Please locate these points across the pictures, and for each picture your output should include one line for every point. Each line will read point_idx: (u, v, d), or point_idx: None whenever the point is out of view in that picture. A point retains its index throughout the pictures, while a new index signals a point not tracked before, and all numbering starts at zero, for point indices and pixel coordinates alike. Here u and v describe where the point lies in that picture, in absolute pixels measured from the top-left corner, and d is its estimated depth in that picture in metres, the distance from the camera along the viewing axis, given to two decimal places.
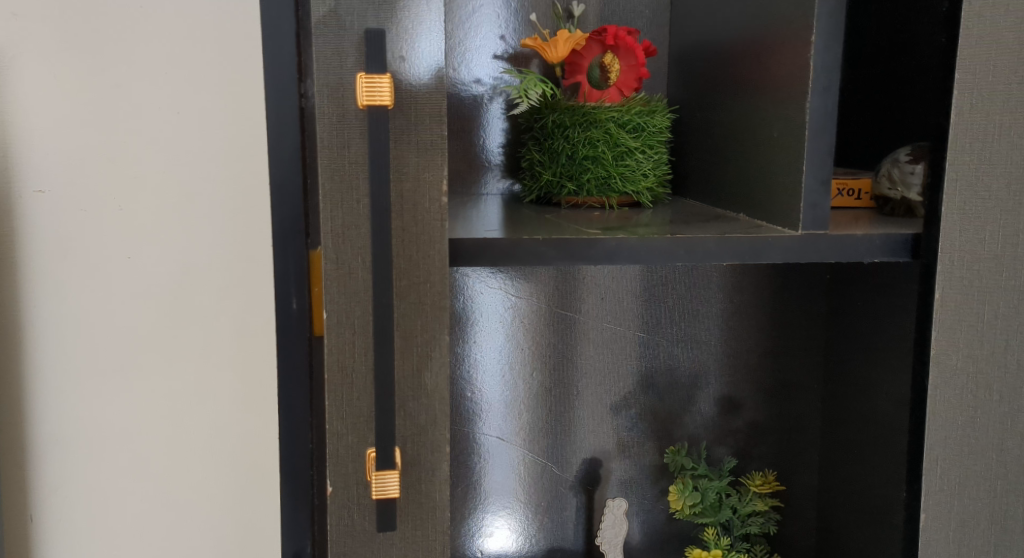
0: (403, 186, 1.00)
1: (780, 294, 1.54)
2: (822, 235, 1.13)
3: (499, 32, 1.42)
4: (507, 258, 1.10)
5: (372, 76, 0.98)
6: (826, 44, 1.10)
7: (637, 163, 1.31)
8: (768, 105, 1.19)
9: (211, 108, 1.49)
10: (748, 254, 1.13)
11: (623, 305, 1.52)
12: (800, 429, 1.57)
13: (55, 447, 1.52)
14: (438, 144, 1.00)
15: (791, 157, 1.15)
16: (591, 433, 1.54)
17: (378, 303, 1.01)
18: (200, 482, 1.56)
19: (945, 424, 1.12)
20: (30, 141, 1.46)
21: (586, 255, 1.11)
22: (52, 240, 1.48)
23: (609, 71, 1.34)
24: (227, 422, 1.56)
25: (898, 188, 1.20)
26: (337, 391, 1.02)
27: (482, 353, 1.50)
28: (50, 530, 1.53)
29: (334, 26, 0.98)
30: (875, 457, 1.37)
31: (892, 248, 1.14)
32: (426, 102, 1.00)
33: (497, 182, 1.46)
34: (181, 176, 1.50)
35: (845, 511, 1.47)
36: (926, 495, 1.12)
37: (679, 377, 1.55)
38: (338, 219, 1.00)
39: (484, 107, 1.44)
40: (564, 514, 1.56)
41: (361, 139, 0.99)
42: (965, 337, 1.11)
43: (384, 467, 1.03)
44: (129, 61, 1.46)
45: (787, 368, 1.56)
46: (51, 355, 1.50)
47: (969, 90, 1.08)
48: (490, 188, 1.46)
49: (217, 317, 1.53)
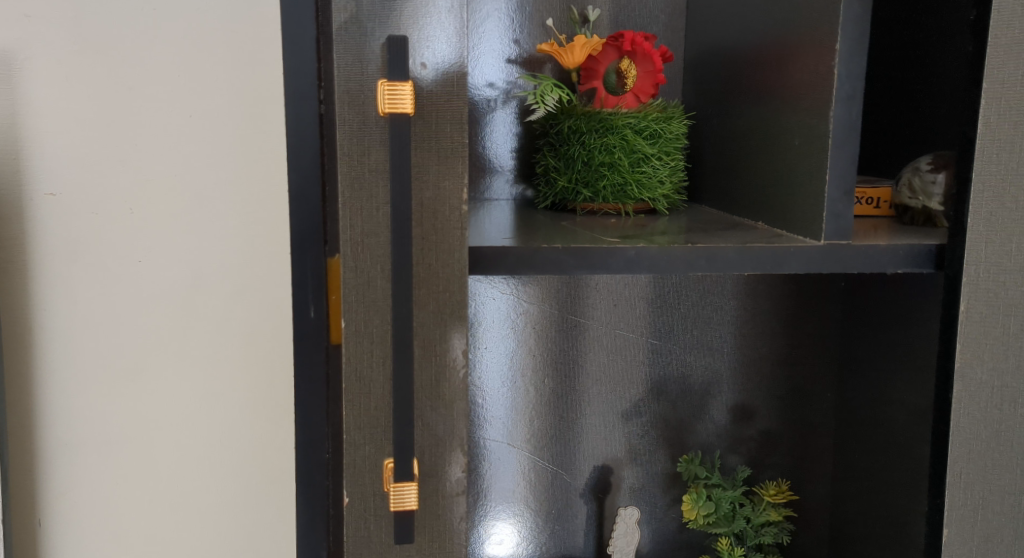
0: (424, 194, 0.99)
1: (795, 302, 1.53)
2: (845, 245, 1.12)
3: (513, 36, 1.41)
4: (526, 266, 1.08)
5: (395, 83, 0.96)
6: (851, 52, 1.09)
7: (654, 170, 1.30)
8: (789, 113, 1.18)
9: (226, 111, 1.47)
10: (769, 264, 1.12)
11: (634, 312, 1.50)
12: (813, 437, 1.56)
13: (65, 452, 1.50)
14: (458, 152, 0.99)
15: (813, 166, 1.13)
16: (601, 441, 1.53)
17: (397, 313, 1.00)
18: (208, 487, 1.54)
19: (968, 438, 1.10)
20: (43, 143, 1.44)
21: (606, 264, 1.09)
22: (64, 243, 1.46)
23: (626, 76, 1.32)
24: (238, 427, 1.54)
25: (919, 198, 1.19)
26: (355, 402, 1.01)
27: (492, 360, 1.48)
28: (59, 535, 1.51)
29: (355, 32, 0.97)
30: (888, 468, 1.37)
31: (915, 259, 1.12)
32: (448, 109, 0.99)
33: (507, 187, 1.45)
34: (194, 179, 1.48)
35: (859, 522, 1.46)
36: (949, 509, 1.11)
37: (692, 386, 1.53)
38: (358, 227, 0.99)
39: (496, 111, 1.43)
40: (573, 521, 1.54)
41: (381, 146, 0.98)
42: (989, 351, 1.10)
43: (403, 479, 1.02)
44: (142, 64, 1.45)
45: (800, 376, 1.55)
46: (61, 359, 1.48)
47: (996, 100, 1.07)
48: (500, 192, 1.45)
49: (228, 322, 1.52)
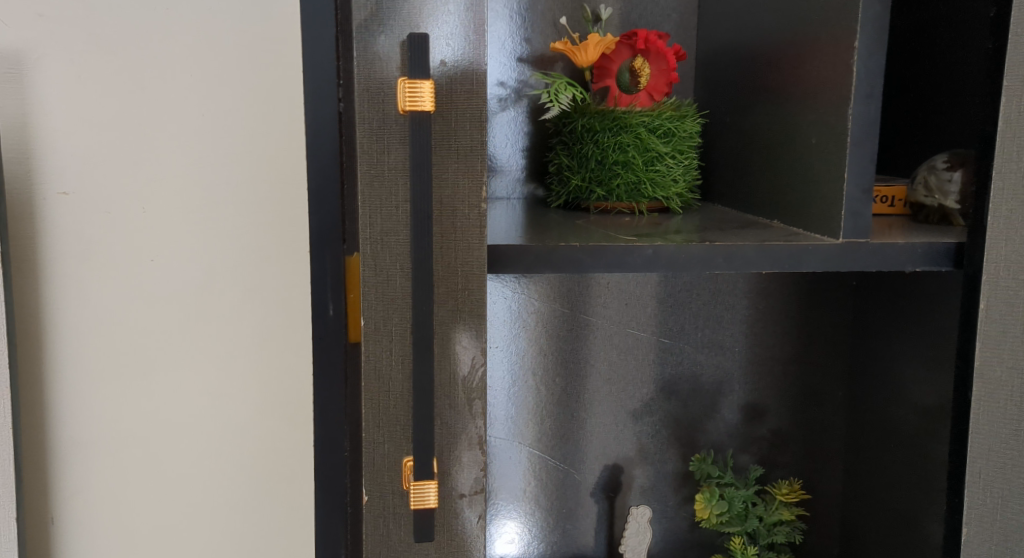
0: (443, 192, 0.99)
1: (808, 302, 1.53)
2: (863, 244, 1.11)
3: (525, 35, 1.41)
4: (544, 264, 1.08)
5: (415, 81, 0.96)
6: (870, 49, 1.09)
7: (668, 168, 1.30)
8: (807, 111, 1.17)
9: (240, 110, 1.47)
10: (787, 262, 1.11)
11: (645, 311, 1.50)
12: (826, 436, 1.56)
13: (78, 450, 1.50)
14: (478, 151, 0.99)
15: (831, 164, 1.13)
16: (612, 440, 1.53)
17: (418, 310, 1.00)
18: (221, 485, 1.54)
19: (988, 437, 1.10)
20: (55, 141, 1.44)
21: (623, 262, 1.09)
22: (76, 243, 1.46)
23: (638, 76, 1.32)
24: (250, 427, 1.54)
25: (935, 197, 1.19)
26: (374, 399, 1.01)
27: (503, 358, 1.48)
28: (70, 534, 1.51)
29: (374, 30, 0.97)
30: (901, 469, 1.36)
31: (934, 257, 1.12)
32: (468, 107, 0.98)
33: (507, 186, 1.45)
34: (206, 178, 1.48)
35: (871, 522, 1.46)
36: (969, 508, 1.11)
37: (703, 385, 1.53)
38: (377, 225, 0.99)
39: (506, 111, 1.43)
40: (584, 519, 1.54)
41: (401, 144, 0.98)
42: (1010, 348, 1.09)
43: (423, 478, 1.02)
44: (156, 63, 1.45)
45: (812, 375, 1.54)
46: (73, 357, 1.48)
47: (1017, 97, 1.06)
48: (501, 192, 1.45)
49: (240, 322, 1.51)
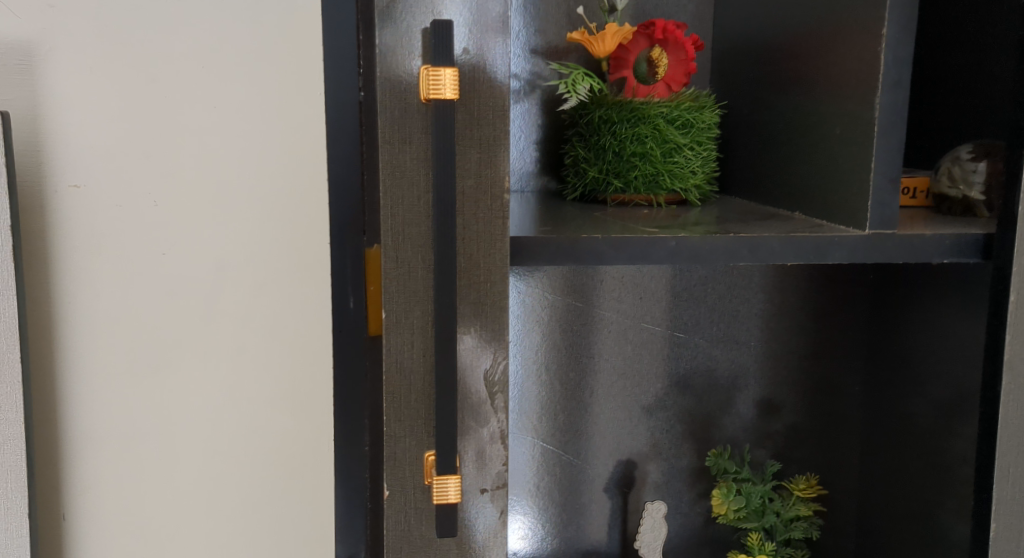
0: (466, 183, 0.97)
1: (826, 296, 1.51)
2: (889, 235, 1.10)
3: (541, 25, 1.40)
4: (567, 256, 1.06)
5: (438, 68, 0.95)
6: (898, 37, 1.07)
7: (686, 160, 1.28)
8: (831, 101, 1.15)
9: (252, 102, 1.45)
10: (811, 253, 1.10)
11: (659, 306, 1.49)
12: (843, 432, 1.54)
13: (87, 447, 1.48)
14: (501, 141, 0.97)
15: (857, 155, 1.11)
16: (626, 435, 1.51)
17: (439, 302, 0.98)
18: (233, 481, 1.53)
19: (1018, 431, 1.09)
20: (66, 133, 1.43)
21: (645, 255, 1.07)
22: (85, 236, 1.45)
23: (656, 66, 1.29)
24: (261, 422, 1.52)
25: (959, 187, 1.17)
26: (394, 392, 1.00)
27: (519, 353, 1.47)
28: (79, 530, 1.49)
29: (397, 16, 0.95)
30: (920, 464, 1.34)
31: (961, 248, 1.10)
32: (492, 97, 0.97)
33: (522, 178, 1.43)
34: (218, 170, 1.46)
35: (888, 517, 1.44)
36: (998, 503, 1.09)
37: (718, 380, 1.52)
38: (397, 216, 0.97)
39: (519, 103, 1.41)
40: (597, 516, 1.52)
41: (423, 133, 0.97)
42: None
43: (445, 471, 1.00)
44: (168, 54, 1.43)
45: (830, 370, 1.53)
46: (82, 352, 1.47)
47: None
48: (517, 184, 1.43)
49: (251, 317, 1.50)
